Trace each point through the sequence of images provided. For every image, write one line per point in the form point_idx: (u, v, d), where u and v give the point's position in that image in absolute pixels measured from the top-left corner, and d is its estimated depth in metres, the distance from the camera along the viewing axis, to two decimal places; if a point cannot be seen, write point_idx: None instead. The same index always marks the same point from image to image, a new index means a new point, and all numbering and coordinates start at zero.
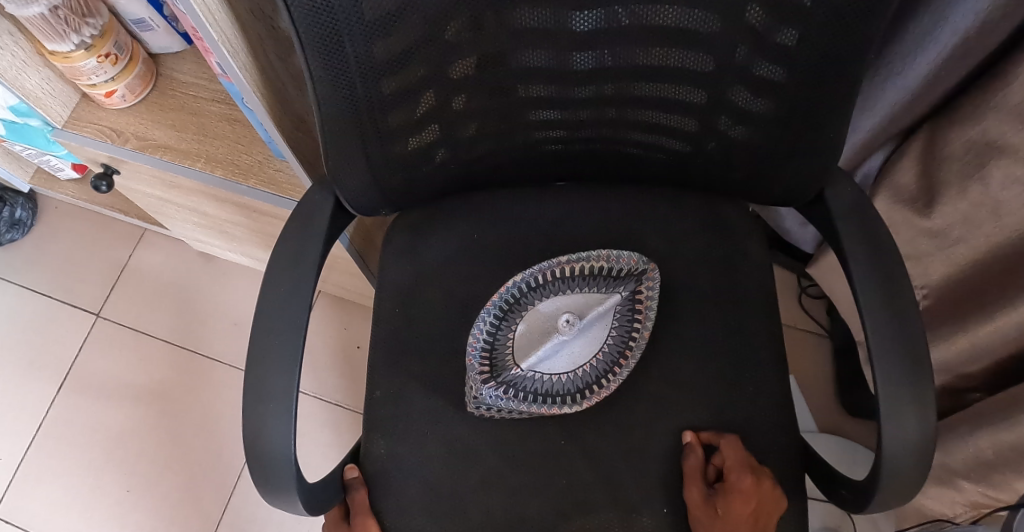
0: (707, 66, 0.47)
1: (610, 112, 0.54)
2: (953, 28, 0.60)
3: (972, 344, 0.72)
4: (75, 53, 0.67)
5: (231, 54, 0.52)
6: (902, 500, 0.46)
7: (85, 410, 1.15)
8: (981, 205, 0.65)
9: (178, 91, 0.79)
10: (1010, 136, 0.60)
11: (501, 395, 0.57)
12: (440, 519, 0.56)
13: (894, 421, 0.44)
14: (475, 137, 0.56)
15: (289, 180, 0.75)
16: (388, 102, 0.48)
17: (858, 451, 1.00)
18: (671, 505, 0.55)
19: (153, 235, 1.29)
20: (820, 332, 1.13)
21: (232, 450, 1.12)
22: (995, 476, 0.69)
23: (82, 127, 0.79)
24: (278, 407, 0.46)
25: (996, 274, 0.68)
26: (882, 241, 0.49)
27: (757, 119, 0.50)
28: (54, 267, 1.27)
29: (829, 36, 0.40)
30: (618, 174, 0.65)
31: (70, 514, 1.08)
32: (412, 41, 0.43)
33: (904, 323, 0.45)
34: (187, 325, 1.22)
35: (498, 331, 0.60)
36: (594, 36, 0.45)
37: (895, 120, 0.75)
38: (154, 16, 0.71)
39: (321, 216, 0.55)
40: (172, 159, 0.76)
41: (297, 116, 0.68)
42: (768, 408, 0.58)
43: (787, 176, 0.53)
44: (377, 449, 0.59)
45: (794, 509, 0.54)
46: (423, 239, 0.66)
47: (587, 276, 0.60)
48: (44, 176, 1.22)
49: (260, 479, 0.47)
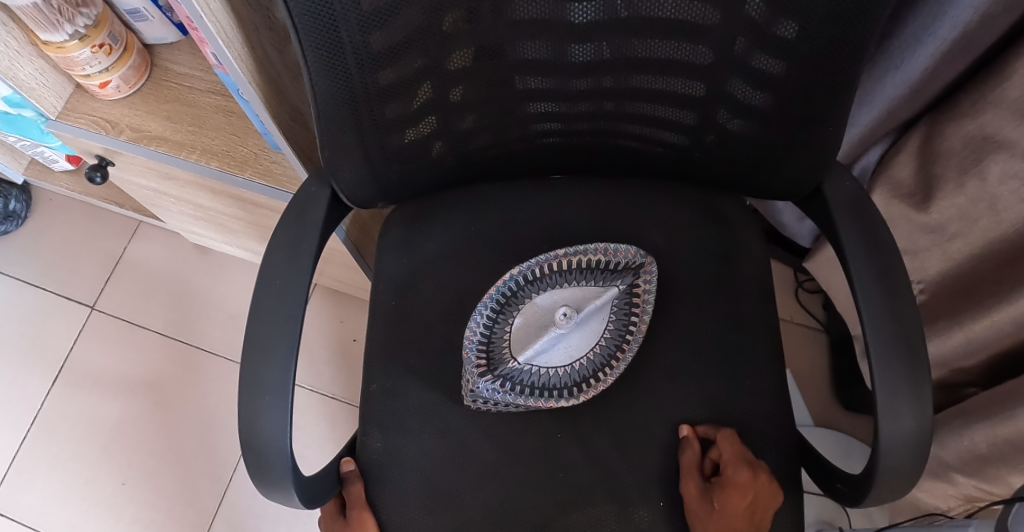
0: (706, 58, 0.46)
1: (608, 104, 0.54)
2: (952, 22, 0.60)
3: (969, 339, 0.72)
4: (69, 43, 0.65)
5: (228, 44, 0.52)
6: (898, 493, 0.47)
7: (79, 403, 1.15)
8: (979, 200, 0.65)
9: (173, 82, 0.78)
10: (1009, 131, 0.60)
11: (498, 388, 0.57)
12: (438, 512, 0.56)
13: (890, 415, 0.44)
14: (472, 129, 0.56)
15: (286, 172, 0.74)
16: (385, 94, 0.47)
17: (853, 445, 1.01)
18: (669, 498, 0.55)
19: (149, 227, 1.28)
20: (816, 326, 1.13)
21: (229, 442, 1.12)
22: (990, 469, 0.69)
23: (75, 118, 0.79)
24: (274, 400, 0.46)
25: (994, 269, 0.68)
26: (881, 236, 0.49)
27: (755, 112, 0.49)
28: (48, 259, 1.27)
29: (829, 28, 0.40)
30: (615, 166, 0.65)
31: (66, 506, 1.08)
32: (410, 32, 0.43)
33: (902, 316, 0.45)
34: (183, 318, 1.21)
35: (495, 323, 0.60)
36: (593, 27, 0.45)
37: (894, 114, 0.75)
38: (149, 7, 0.70)
39: (317, 206, 0.55)
40: (167, 150, 0.75)
41: (294, 107, 0.68)
42: (765, 402, 0.58)
43: (785, 170, 0.53)
44: (374, 442, 0.59)
45: (790, 503, 0.54)
46: (420, 232, 0.66)
47: (584, 269, 0.61)
48: (40, 168, 1.22)
49: (256, 472, 0.47)
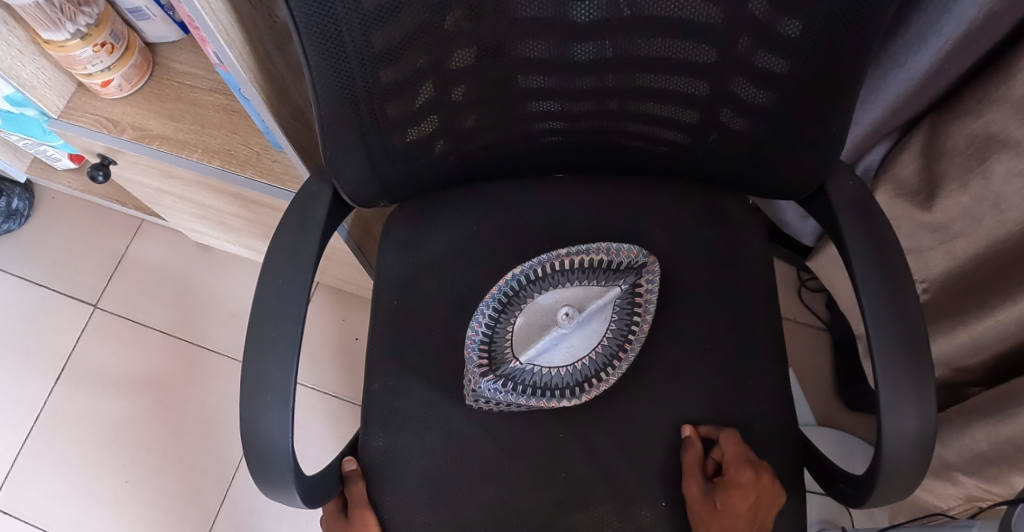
0: (708, 57, 0.46)
1: (610, 103, 0.54)
2: (957, 21, 0.60)
3: (971, 338, 0.72)
4: (71, 42, 0.65)
5: (229, 44, 0.51)
6: (900, 495, 0.46)
7: (84, 400, 1.16)
8: (983, 199, 0.65)
9: (175, 80, 0.78)
10: (1013, 130, 0.60)
11: (500, 388, 0.57)
12: (439, 512, 0.56)
13: (893, 415, 0.43)
14: (474, 129, 0.56)
15: (287, 171, 0.74)
16: (386, 93, 0.47)
17: (857, 445, 1.00)
18: (670, 498, 0.55)
19: (151, 225, 1.29)
20: (818, 325, 1.13)
21: (231, 441, 1.13)
22: (991, 468, 0.69)
23: (77, 117, 0.79)
24: (275, 401, 0.46)
25: (998, 268, 0.68)
26: (884, 236, 0.48)
27: (758, 111, 0.49)
28: (52, 257, 1.27)
29: (833, 26, 0.39)
30: (617, 164, 0.64)
31: (69, 504, 1.09)
32: (412, 29, 0.42)
33: (906, 316, 0.45)
34: (185, 316, 1.21)
35: (497, 323, 0.59)
36: (595, 26, 0.44)
37: (898, 113, 0.75)
38: (151, 6, 0.70)
39: (319, 206, 0.54)
40: (169, 149, 0.75)
41: (295, 105, 0.68)
42: (767, 402, 0.58)
43: (789, 169, 0.53)
44: (376, 441, 0.59)
45: (792, 503, 0.54)
46: (422, 231, 0.66)
47: (587, 269, 0.60)
48: (41, 166, 1.22)
49: (258, 472, 0.47)
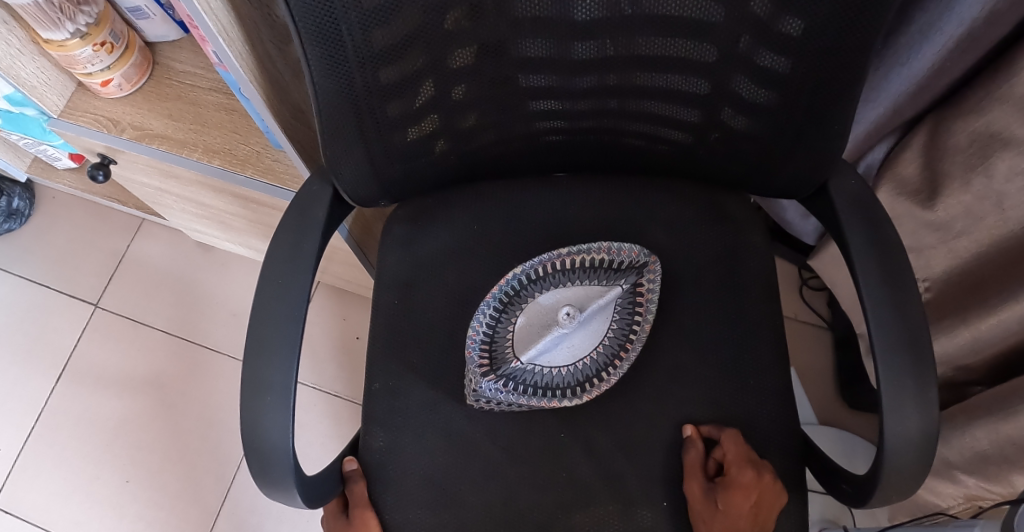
0: (710, 56, 0.46)
1: (611, 102, 0.54)
2: (959, 19, 0.60)
3: (973, 337, 0.72)
4: (70, 41, 0.65)
5: (228, 43, 0.51)
6: (902, 495, 0.46)
7: (85, 400, 1.16)
8: (985, 198, 0.65)
9: (175, 80, 0.78)
10: (1015, 128, 0.59)
11: (501, 388, 0.57)
12: (439, 512, 0.56)
13: (895, 414, 0.43)
14: (474, 128, 0.55)
15: (287, 170, 0.74)
16: (386, 92, 0.47)
17: (858, 444, 1.00)
18: (671, 498, 0.55)
19: (151, 224, 1.28)
20: (819, 324, 1.13)
21: (232, 441, 1.13)
22: (992, 468, 0.69)
23: (77, 117, 0.78)
24: (276, 401, 0.46)
25: (1000, 267, 0.68)
26: (886, 235, 0.48)
27: (760, 110, 0.49)
28: (52, 257, 1.27)
29: (835, 24, 0.39)
30: (618, 163, 0.64)
31: (70, 504, 1.09)
32: (412, 28, 0.42)
33: (907, 315, 0.45)
34: (186, 316, 1.21)
35: (498, 324, 0.59)
36: (595, 25, 0.44)
37: (899, 111, 0.74)
38: (150, 5, 0.70)
39: (319, 206, 0.54)
40: (169, 149, 0.75)
41: (295, 105, 0.67)
42: (768, 402, 0.58)
43: (790, 168, 0.53)
44: (376, 441, 0.59)
45: (792, 503, 0.54)
46: (422, 231, 0.66)
47: (587, 269, 0.60)
48: (41, 166, 1.22)
49: (258, 472, 0.47)
